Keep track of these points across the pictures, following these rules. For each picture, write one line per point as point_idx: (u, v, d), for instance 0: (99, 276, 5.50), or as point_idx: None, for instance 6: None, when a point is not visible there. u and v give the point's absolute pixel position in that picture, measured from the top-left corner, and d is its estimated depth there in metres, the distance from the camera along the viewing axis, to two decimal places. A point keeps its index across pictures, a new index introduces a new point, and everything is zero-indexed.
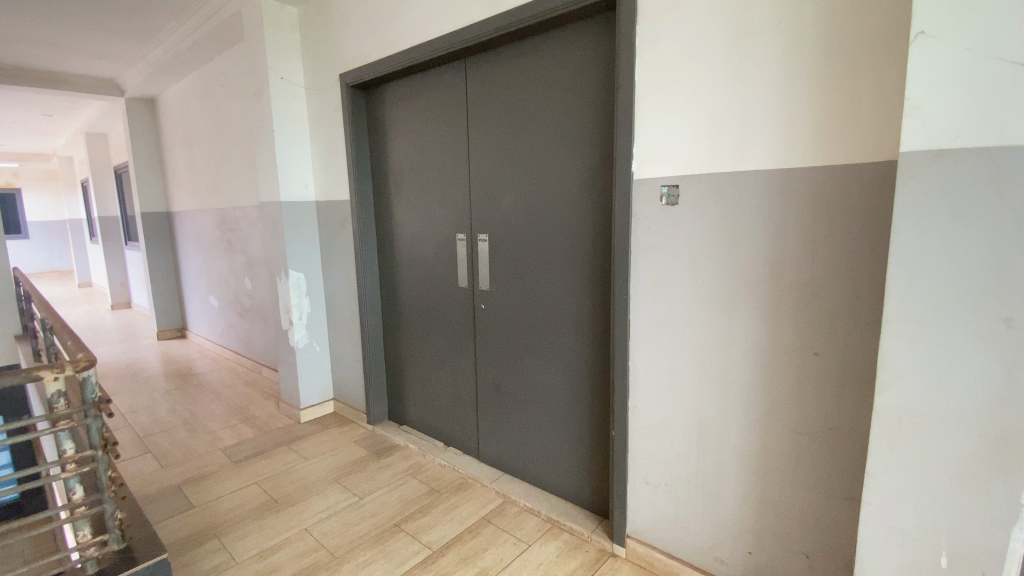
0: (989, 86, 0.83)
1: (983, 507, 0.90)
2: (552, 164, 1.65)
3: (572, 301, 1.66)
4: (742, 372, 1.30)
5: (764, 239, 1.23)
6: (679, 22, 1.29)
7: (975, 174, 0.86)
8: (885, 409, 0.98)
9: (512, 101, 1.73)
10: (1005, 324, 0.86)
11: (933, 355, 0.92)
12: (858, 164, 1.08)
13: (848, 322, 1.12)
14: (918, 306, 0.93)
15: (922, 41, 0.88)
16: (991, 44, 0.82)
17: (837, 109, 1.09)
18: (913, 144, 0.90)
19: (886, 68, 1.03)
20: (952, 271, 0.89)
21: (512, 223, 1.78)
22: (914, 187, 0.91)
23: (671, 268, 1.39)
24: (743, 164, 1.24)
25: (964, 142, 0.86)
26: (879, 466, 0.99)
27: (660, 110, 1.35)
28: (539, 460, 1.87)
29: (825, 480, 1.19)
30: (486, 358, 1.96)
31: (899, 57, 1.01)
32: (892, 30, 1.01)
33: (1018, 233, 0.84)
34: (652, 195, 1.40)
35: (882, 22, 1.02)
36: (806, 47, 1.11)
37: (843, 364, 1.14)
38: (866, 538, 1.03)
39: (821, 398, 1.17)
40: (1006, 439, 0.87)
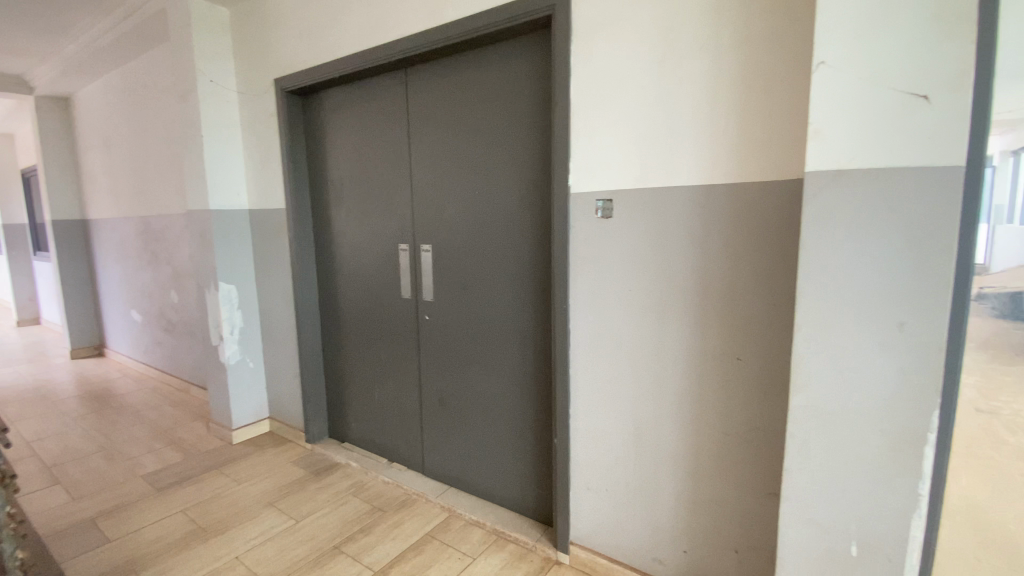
0: (880, 113, 0.92)
1: (885, 496, 0.98)
2: (494, 175, 1.66)
3: (515, 311, 1.68)
4: (674, 377, 1.36)
5: (691, 250, 1.29)
6: (611, 43, 1.34)
7: (869, 193, 0.95)
8: (799, 408, 1.05)
9: (453, 112, 1.73)
10: (898, 329, 0.94)
11: (840, 358, 1.00)
12: (771, 182, 1.16)
13: (766, 328, 1.20)
14: (826, 313, 1.01)
15: (822, 71, 0.96)
16: (881, 76, 0.91)
17: (753, 130, 1.17)
18: (818, 164, 0.99)
19: (793, 95, 1.12)
20: (851, 281, 0.98)
21: (455, 234, 1.78)
22: (818, 204, 1.00)
23: (608, 278, 1.44)
24: (670, 179, 1.30)
25: (859, 164, 0.95)
26: (796, 463, 1.06)
27: (595, 126, 1.40)
28: (484, 471, 1.86)
29: (750, 478, 1.26)
30: (430, 369, 1.93)
31: (802, 85, 1.10)
32: (795, 61, 1.10)
33: (906, 246, 0.93)
34: (588, 209, 1.45)
35: (788, 53, 1.11)
36: (725, 72, 1.19)
37: (762, 367, 1.22)
38: (787, 532, 1.09)
39: (745, 400, 1.24)
40: (903, 433, 0.96)
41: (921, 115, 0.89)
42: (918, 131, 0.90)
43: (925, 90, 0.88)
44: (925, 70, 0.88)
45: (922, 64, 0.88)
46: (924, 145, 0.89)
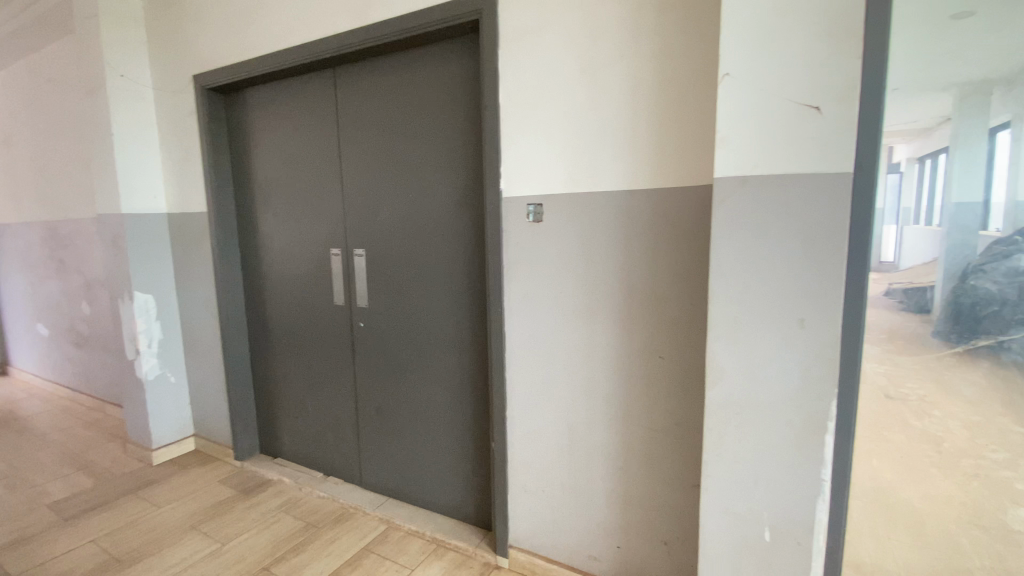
0: (779, 122, 0.98)
1: (792, 482, 1.05)
2: (426, 178, 1.64)
3: (451, 316, 1.66)
4: (604, 377, 1.39)
5: (617, 252, 1.33)
6: (537, 49, 1.35)
7: (770, 198, 1.01)
8: (715, 403, 1.10)
9: (384, 114, 1.69)
10: (799, 324, 1.01)
11: (750, 354, 1.05)
12: (688, 187, 1.21)
13: (686, 327, 1.25)
14: (736, 311, 1.06)
15: (727, 81, 1.01)
16: (780, 86, 0.97)
17: (670, 136, 1.22)
18: (727, 170, 1.03)
19: (705, 104, 1.17)
20: (757, 281, 1.03)
21: (388, 237, 1.74)
22: (726, 208, 1.05)
23: (540, 281, 1.45)
24: (596, 184, 1.34)
25: (761, 171, 1.01)
26: (714, 455, 1.11)
27: (524, 130, 1.41)
28: (423, 479, 1.82)
29: (675, 472, 1.31)
30: (365, 377, 1.87)
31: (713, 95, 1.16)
32: (707, 73, 1.16)
33: (803, 247, 0.99)
34: (520, 212, 1.45)
35: (700, 65, 1.17)
36: (644, 82, 1.24)
37: (683, 365, 1.27)
38: (707, 522, 1.14)
39: (669, 396, 1.29)
40: (806, 422, 1.02)
41: (816, 124, 0.95)
42: (813, 139, 0.96)
43: (818, 102, 0.95)
44: (818, 82, 0.94)
45: (815, 77, 0.95)
46: (819, 153, 0.96)
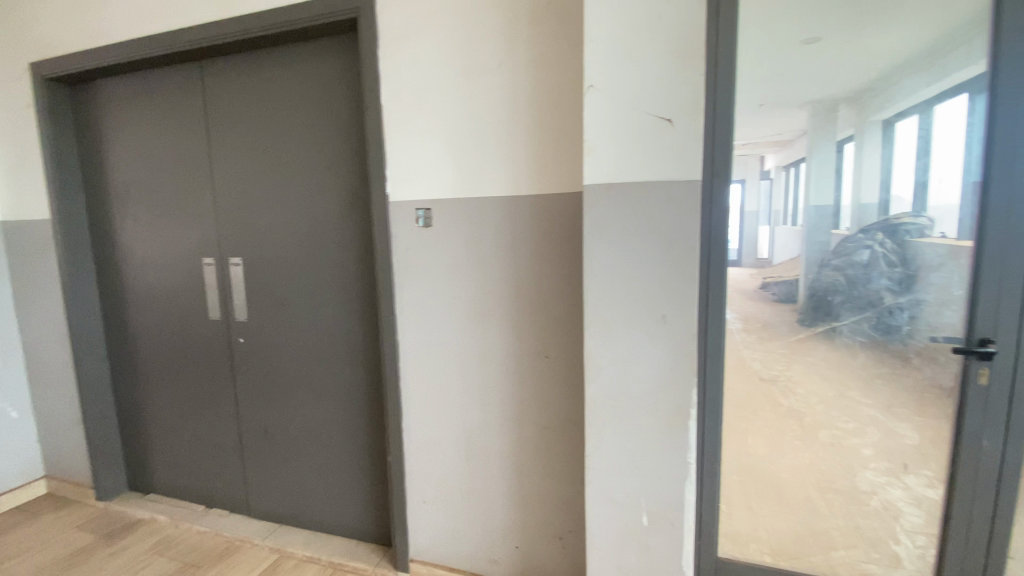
0: (638, 132, 1.05)
1: (664, 467, 1.12)
2: (306, 181, 1.55)
3: (339, 326, 1.58)
4: (496, 381, 1.40)
5: (503, 257, 1.35)
6: (418, 53, 1.34)
7: (633, 202, 1.07)
8: (594, 398, 1.15)
9: (258, 113, 1.58)
10: (662, 319, 1.09)
11: (622, 350, 1.12)
12: (565, 193, 1.27)
13: (570, 327, 1.30)
14: (608, 310, 1.12)
15: (591, 92, 1.06)
16: (638, 99, 1.04)
17: (548, 144, 1.27)
18: (595, 177, 1.09)
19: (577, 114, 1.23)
20: (626, 280, 1.10)
21: (268, 246, 1.62)
22: (596, 213, 1.10)
23: (428, 287, 1.43)
24: (481, 189, 1.35)
25: (625, 177, 1.07)
26: (595, 448, 1.16)
27: (407, 134, 1.39)
28: (317, 501, 1.72)
29: (566, 468, 1.35)
30: (249, 396, 1.74)
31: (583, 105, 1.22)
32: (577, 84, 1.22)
33: (663, 249, 1.07)
34: (408, 217, 1.42)
35: (571, 77, 1.23)
36: (522, 90, 1.27)
37: (568, 363, 1.32)
38: (593, 514, 1.18)
39: (557, 395, 1.33)
40: (672, 410, 1.10)
41: (668, 135, 1.03)
42: (666, 149, 1.04)
43: (669, 114, 1.03)
44: (669, 96, 1.02)
45: (666, 92, 1.02)
46: (672, 162, 1.04)
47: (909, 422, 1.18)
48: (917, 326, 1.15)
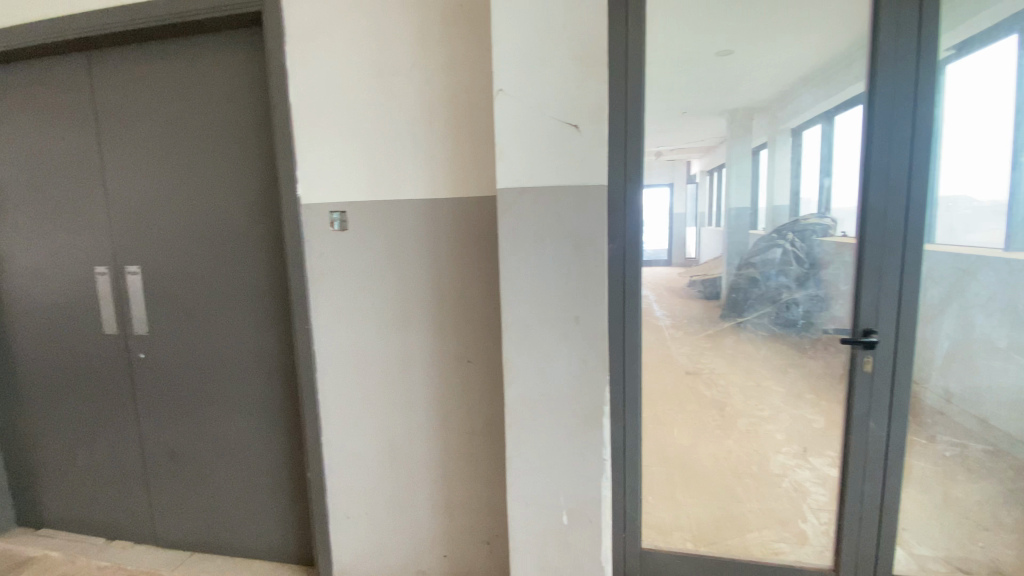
0: (547, 137, 1.06)
1: (582, 465, 1.15)
2: (210, 183, 1.46)
3: (251, 337, 1.50)
4: (419, 388, 1.37)
5: (423, 261, 1.33)
6: (328, 51, 1.29)
7: (545, 205, 1.09)
8: (512, 401, 1.15)
9: (154, 110, 1.47)
10: (575, 321, 1.11)
11: (538, 353, 1.13)
12: (481, 196, 1.27)
13: (489, 331, 1.31)
14: (522, 314, 1.13)
15: (501, 97, 1.07)
16: (546, 105, 1.06)
17: (464, 148, 1.27)
18: (507, 181, 1.09)
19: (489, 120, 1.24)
20: (540, 283, 1.11)
21: (169, 253, 1.51)
22: (509, 218, 1.10)
23: (347, 294, 1.38)
24: (398, 193, 1.32)
25: (536, 181, 1.08)
26: (515, 451, 1.17)
27: (319, 135, 1.34)
28: (233, 524, 1.62)
29: (490, 472, 1.36)
30: (152, 416, 1.61)
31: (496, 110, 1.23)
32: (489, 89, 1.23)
33: (574, 251, 1.10)
34: (322, 221, 1.37)
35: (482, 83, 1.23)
36: (436, 93, 1.26)
37: (488, 367, 1.32)
38: (515, 517, 1.19)
39: (479, 399, 1.33)
40: (588, 409, 1.13)
41: (575, 140, 1.06)
42: (574, 154, 1.06)
43: (576, 120, 1.05)
44: (575, 103, 1.05)
45: (572, 98, 1.05)
46: (580, 167, 1.06)
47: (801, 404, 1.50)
48: (813, 322, 1.42)
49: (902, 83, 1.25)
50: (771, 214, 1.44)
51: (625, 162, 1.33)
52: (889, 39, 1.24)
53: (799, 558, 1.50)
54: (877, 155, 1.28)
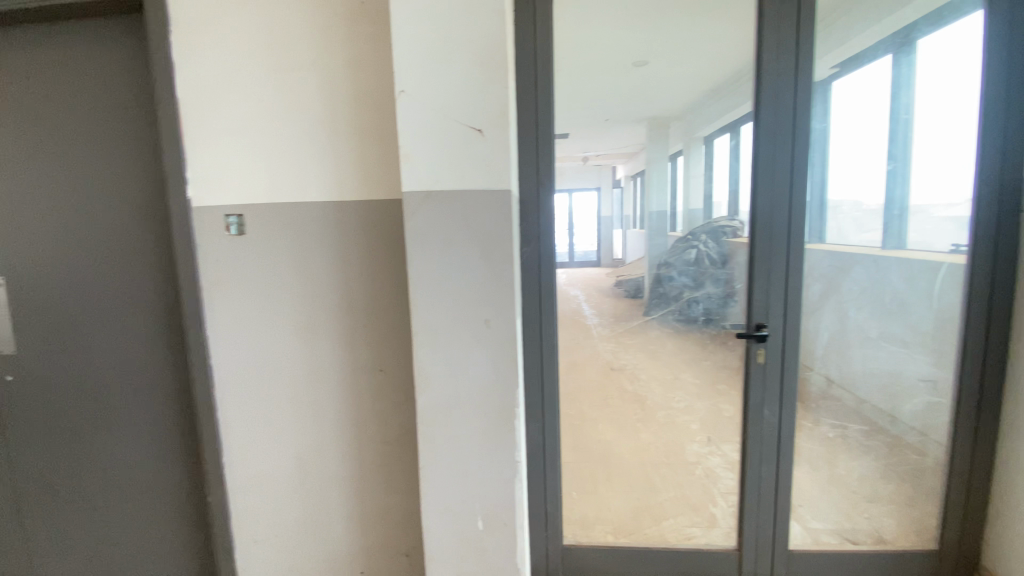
0: (451, 140, 1.05)
1: (495, 470, 1.15)
2: (83, 185, 1.32)
3: (138, 353, 1.37)
4: (329, 399, 1.33)
5: (330, 268, 1.28)
6: (220, 44, 1.21)
7: (452, 209, 1.07)
8: (424, 408, 1.13)
9: (17, 101, 1.31)
10: (485, 324, 1.11)
11: (448, 358, 1.12)
12: (388, 200, 1.24)
13: (398, 338, 1.29)
14: (432, 319, 1.11)
15: (403, 99, 1.05)
16: (448, 108, 1.05)
17: (371, 150, 1.23)
18: (412, 184, 1.07)
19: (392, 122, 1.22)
20: (449, 287, 1.10)
21: (38, 261, 1.35)
22: (416, 221, 1.08)
23: (248, 302, 1.30)
24: (301, 195, 1.26)
25: (442, 184, 1.07)
26: (428, 459, 1.15)
27: (214, 134, 1.25)
28: (124, 557, 1.48)
29: (403, 481, 1.34)
30: (20, 444, 1.43)
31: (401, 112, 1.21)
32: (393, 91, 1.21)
33: (483, 255, 1.09)
34: (218, 225, 1.28)
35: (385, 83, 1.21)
36: (339, 93, 1.22)
37: (399, 375, 1.30)
38: (430, 526, 1.17)
39: (390, 408, 1.32)
40: (500, 413, 1.13)
41: (480, 144, 1.06)
42: (479, 158, 1.06)
43: (480, 124, 1.05)
44: (478, 107, 1.05)
45: (475, 102, 1.04)
46: (485, 170, 1.06)
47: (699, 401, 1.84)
48: (711, 316, 1.62)
49: (784, 95, 1.35)
50: (687, 219, 1.78)
51: (538, 165, 1.40)
52: (772, 55, 1.34)
53: (711, 541, 1.60)
54: (764, 161, 1.38)
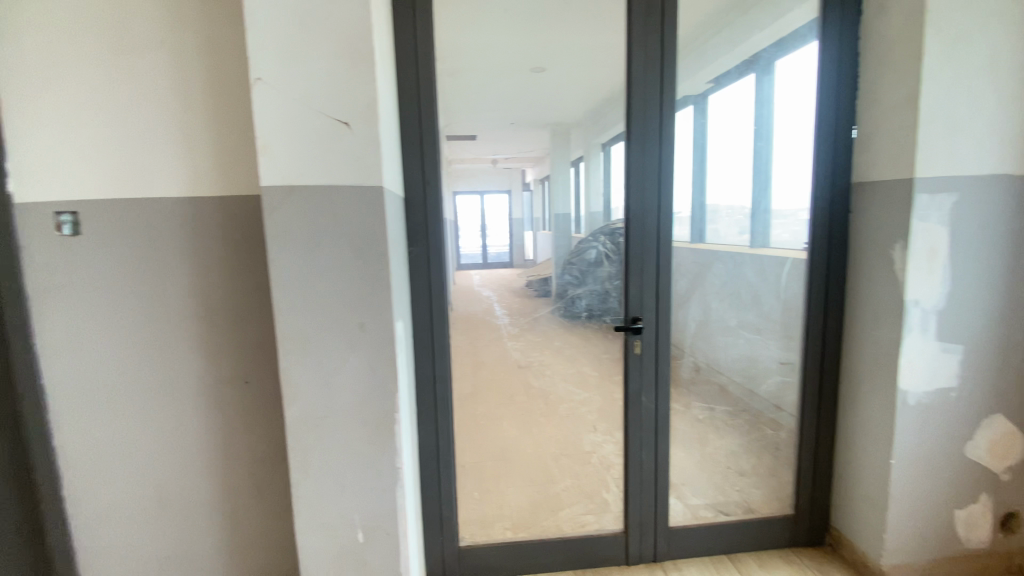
0: (315, 134, 0.99)
1: (374, 479, 1.11)
2: None
3: None
4: (190, 417, 1.22)
5: (187, 272, 1.17)
6: (42, 12, 1.05)
7: (317, 205, 1.02)
8: (295, 419, 1.07)
9: None
10: (360, 328, 1.06)
11: (320, 364, 1.06)
12: (243, 199, 1.16)
13: (263, 349, 1.22)
14: (301, 323, 1.05)
15: (260, 87, 0.98)
16: (311, 99, 0.99)
17: (234, 144, 1.14)
18: (273, 179, 1.00)
19: (242, 115, 1.14)
20: (315, 291, 1.04)
21: None
22: (278, 219, 1.01)
23: (85, 312, 1.14)
24: (149, 191, 1.13)
25: (307, 179, 1.01)
26: (302, 473, 1.09)
27: (39, 116, 1.08)
28: None
29: (274, 500, 1.29)
30: None
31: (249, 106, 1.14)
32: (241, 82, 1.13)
33: (355, 255, 1.04)
34: (45, 223, 1.10)
35: (237, 74, 1.13)
36: (194, 80, 1.12)
37: (266, 388, 1.24)
38: (305, 544, 1.11)
39: (253, 423, 1.25)
40: (378, 420, 1.09)
41: (347, 139, 1.00)
42: (346, 152, 1.00)
43: (347, 117, 1.00)
44: (344, 100, 0.99)
45: (342, 94, 0.99)
46: (353, 166, 1.01)
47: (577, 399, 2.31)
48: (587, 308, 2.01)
49: (652, 103, 1.44)
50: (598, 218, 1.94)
51: (423, 162, 1.37)
52: (640, 65, 1.42)
53: (602, 526, 1.66)
54: (635, 163, 1.47)
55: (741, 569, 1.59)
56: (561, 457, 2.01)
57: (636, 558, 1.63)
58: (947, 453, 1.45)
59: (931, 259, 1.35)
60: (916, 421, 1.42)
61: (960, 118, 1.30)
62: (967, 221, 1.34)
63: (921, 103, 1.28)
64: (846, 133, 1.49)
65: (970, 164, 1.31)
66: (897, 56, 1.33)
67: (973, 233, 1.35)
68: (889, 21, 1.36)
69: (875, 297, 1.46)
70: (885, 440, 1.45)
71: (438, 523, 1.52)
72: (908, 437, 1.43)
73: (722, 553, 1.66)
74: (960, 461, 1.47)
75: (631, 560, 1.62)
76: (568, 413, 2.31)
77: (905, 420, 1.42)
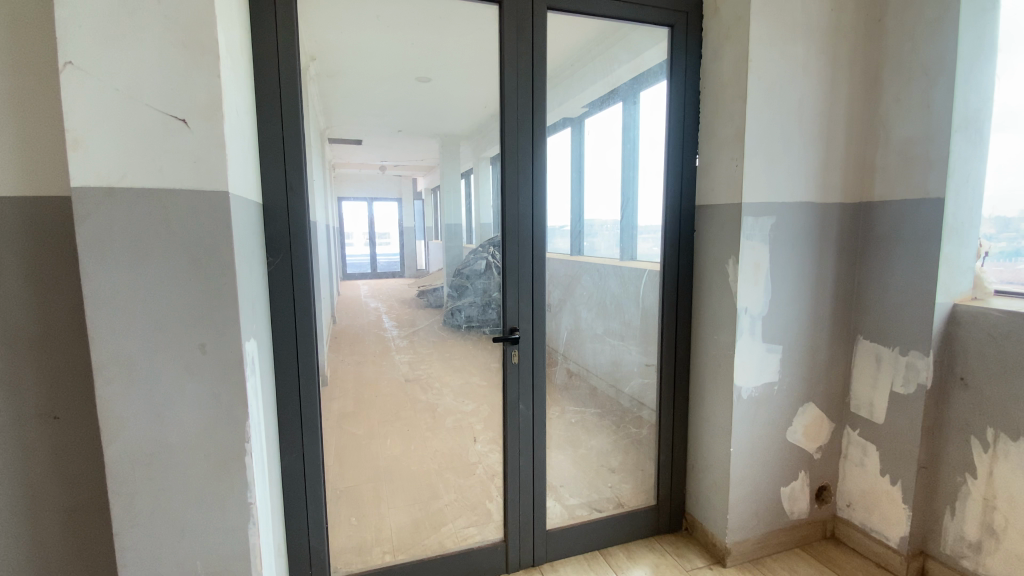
0: (140, 128, 0.86)
1: (220, 519, 1.00)
2: None
3: None
4: None
5: None
6: None
7: (145, 212, 0.89)
8: (118, 460, 0.93)
9: None
10: (200, 350, 0.95)
11: (150, 392, 0.93)
12: (52, 197, 0.98)
13: (83, 377, 1.04)
14: (124, 348, 0.91)
15: (69, 72, 0.82)
16: (136, 89, 0.86)
17: (41, 136, 0.96)
18: (83, 178, 0.84)
19: (52, 98, 0.96)
20: (143, 310, 0.91)
21: None
22: (92, 224, 0.86)
23: None
24: None
25: (132, 181, 0.87)
26: (125, 521, 0.94)
27: None
28: None
29: (95, 551, 1.10)
30: None
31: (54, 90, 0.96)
32: (48, 60, 0.95)
33: (192, 267, 0.92)
34: None
35: (47, 49, 0.95)
36: None
37: (84, 422, 1.05)
38: None
39: (69, 464, 1.05)
40: (223, 452, 0.99)
41: (183, 137, 0.89)
42: (181, 153, 0.89)
43: (184, 114, 0.88)
44: (180, 94, 0.88)
45: (178, 89, 0.87)
46: (189, 169, 0.90)
47: (474, 416, 1.73)
48: (462, 325, 1.70)
49: (524, 122, 1.50)
50: (480, 230, 1.61)
51: (285, 165, 1.27)
52: (513, 83, 1.48)
53: (484, 537, 1.68)
54: (509, 178, 1.52)
55: (611, 562, 1.72)
56: (446, 471, 1.79)
57: (516, 565, 1.68)
58: (772, 440, 1.70)
59: (756, 272, 1.57)
60: (748, 413, 1.64)
61: (775, 155, 1.53)
62: (781, 242, 1.59)
63: (747, 139, 1.49)
64: (691, 161, 1.70)
65: (783, 193, 1.56)
66: (730, 97, 1.54)
67: (786, 251, 1.59)
68: (723, 66, 1.57)
69: (715, 306, 1.66)
70: (726, 430, 1.66)
71: (306, 546, 1.44)
72: (743, 427, 1.64)
73: (596, 549, 1.79)
74: (783, 445, 1.72)
75: (511, 567, 1.67)
76: (457, 427, 1.76)
77: (739, 413, 1.63)
